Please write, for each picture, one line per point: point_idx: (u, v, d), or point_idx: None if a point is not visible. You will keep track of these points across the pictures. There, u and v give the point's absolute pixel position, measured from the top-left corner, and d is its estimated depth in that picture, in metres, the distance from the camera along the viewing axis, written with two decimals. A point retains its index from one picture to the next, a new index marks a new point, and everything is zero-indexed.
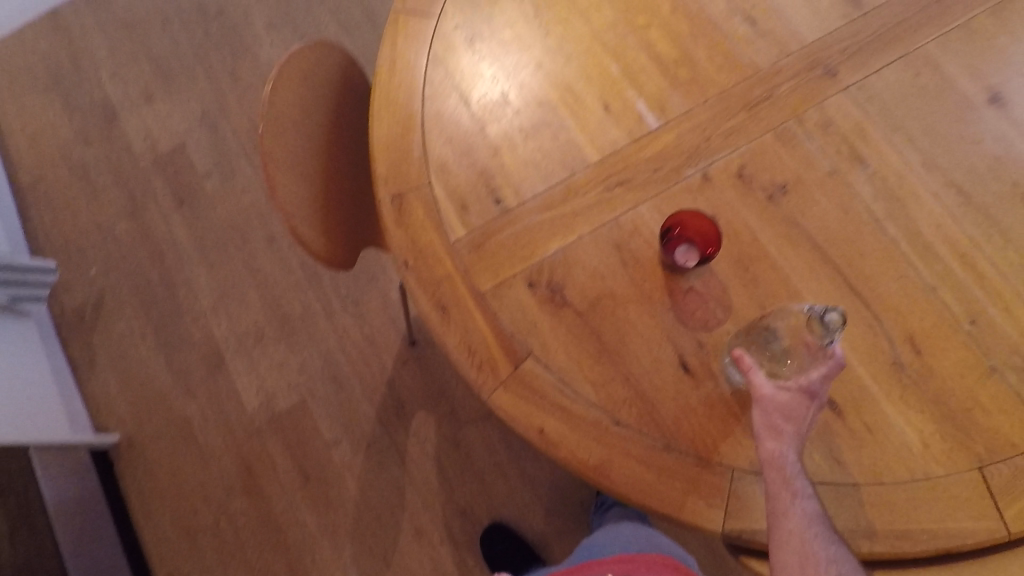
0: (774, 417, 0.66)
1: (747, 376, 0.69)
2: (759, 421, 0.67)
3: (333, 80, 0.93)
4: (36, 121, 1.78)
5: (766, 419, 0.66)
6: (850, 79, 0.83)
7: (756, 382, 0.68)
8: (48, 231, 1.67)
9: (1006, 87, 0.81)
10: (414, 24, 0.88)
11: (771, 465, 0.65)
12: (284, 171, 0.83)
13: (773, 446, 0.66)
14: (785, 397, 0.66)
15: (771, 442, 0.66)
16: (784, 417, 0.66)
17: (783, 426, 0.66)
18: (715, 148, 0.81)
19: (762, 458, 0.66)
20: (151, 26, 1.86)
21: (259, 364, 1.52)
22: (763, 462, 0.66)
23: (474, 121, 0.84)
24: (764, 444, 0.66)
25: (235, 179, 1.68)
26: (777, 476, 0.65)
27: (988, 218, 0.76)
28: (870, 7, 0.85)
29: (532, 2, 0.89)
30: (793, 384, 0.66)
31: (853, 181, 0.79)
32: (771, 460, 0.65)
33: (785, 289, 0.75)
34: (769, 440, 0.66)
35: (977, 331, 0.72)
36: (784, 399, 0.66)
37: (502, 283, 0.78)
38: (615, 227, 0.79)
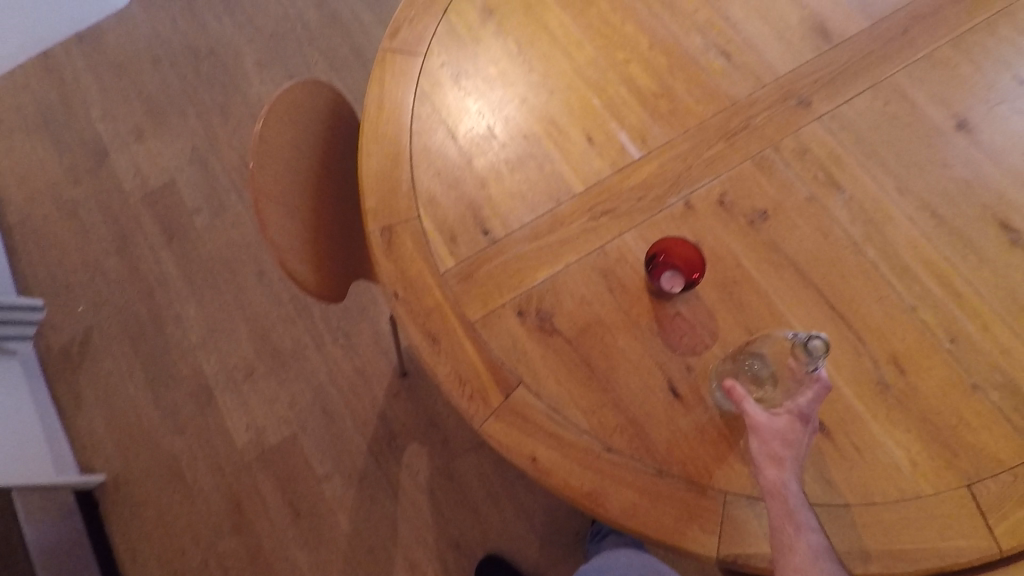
0: (773, 445, 0.66)
1: (739, 405, 0.68)
2: (758, 450, 0.67)
3: (322, 117, 0.95)
4: (26, 160, 1.79)
5: (764, 447, 0.66)
6: (823, 108, 0.86)
7: (749, 411, 0.67)
8: (36, 269, 1.67)
9: (972, 114, 0.85)
10: (401, 62, 0.91)
11: (774, 494, 0.65)
12: (274, 206, 0.84)
13: (775, 475, 0.65)
14: (780, 424, 0.66)
15: (773, 471, 0.66)
16: (782, 444, 0.66)
17: (782, 454, 0.66)
18: (697, 176, 0.84)
19: (764, 487, 0.66)
20: (142, 66, 1.89)
21: (248, 399, 1.50)
22: (765, 491, 0.66)
23: (462, 154, 0.86)
24: (766, 474, 0.66)
25: (225, 214, 1.69)
26: (780, 504, 0.65)
27: (962, 238, 0.79)
28: (838, 41, 0.89)
29: (516, 40, 0.92)
30: (786, 410, 0.67)
31: (831, 205, 0.81)
32: (774, 490, 0.65)
33: (769, 311, 0.77)
34: (770, 469, 0.66)
35: (958, 349, 0.74)
36: (781, 426, 0.66)
37: (491, 312, 0.78)
38: (601, 255, 0.81)
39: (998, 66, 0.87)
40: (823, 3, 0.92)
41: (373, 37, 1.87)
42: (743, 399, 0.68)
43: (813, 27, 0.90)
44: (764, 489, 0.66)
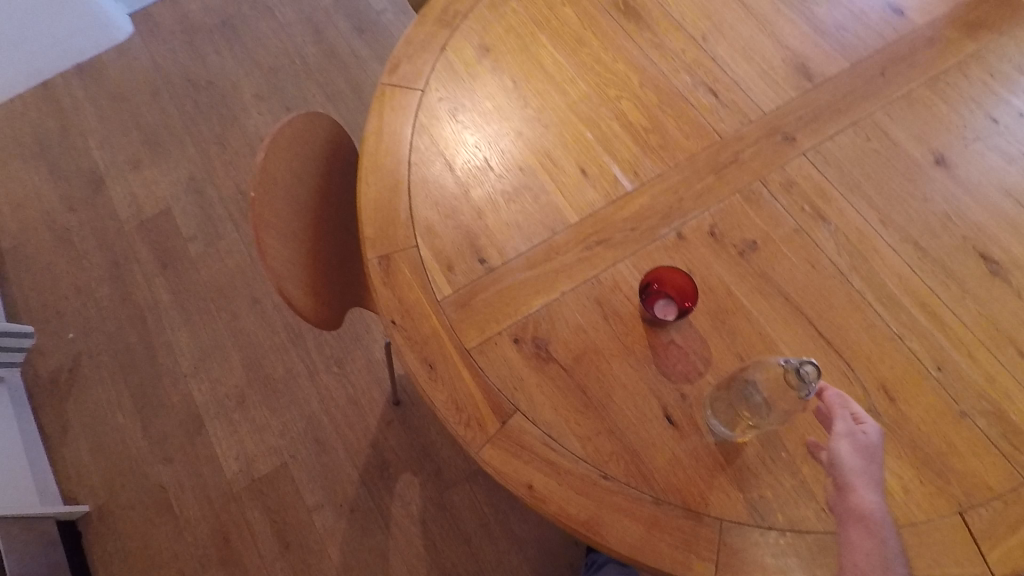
0: (866, 461, 0.65)
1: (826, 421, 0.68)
2: (850, 466, 0.65)
3: (322, 147, 0.97)
4: (21, 187, 1.80)
5: (855, 467, 0.65)
6: (808, 144, 0.90)
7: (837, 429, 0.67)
8: (26, 295, 1.66)
9: (949, 150, 0.88)
10: (400, 96, 0.94)
11: (862, 516, 0.63)
12: (274, 235, 0.85)
13: (872, 494, 0.64)
14: (869, 439, 0.66)
15: (869, 490, 0.64)
16: (873, 461, 0.66)
17: (870, 478, 0.65)
18: (688, 208, 0.86)
19: (854, 507, 0.63)
20: (142, 97, 1.92)
21: (239, 428, 1.49)
22: (851, 513, 0.63)
23: (459, 185, 0.88)
24: (861, 493, 0.64)
25: (220, 242, 1.70)
26: (866, 528, 0.62)
27: (943, 269, 0.81)
28: (819, 80, 0.93)
29: (512, 77, 0.96)
30: (867, 426, 0.67)
31: (818, 236, 0.84)
32: (869, 508, 0.63)
33: (761, 340, 0.78)
34: (863, 486, 0.64)
35: (944, 376, 0.75)
36: (871, 440, 0.66)
37: (488, 340, 0.79)
38: (596, 284, 0.82)
39: (971, 105, 0.91)
40: (804, 45, 0.96)
41: (370, 71, 1.92)
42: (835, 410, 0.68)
43: (795, 67, 0.95)
44: (858, 509, 0.63)
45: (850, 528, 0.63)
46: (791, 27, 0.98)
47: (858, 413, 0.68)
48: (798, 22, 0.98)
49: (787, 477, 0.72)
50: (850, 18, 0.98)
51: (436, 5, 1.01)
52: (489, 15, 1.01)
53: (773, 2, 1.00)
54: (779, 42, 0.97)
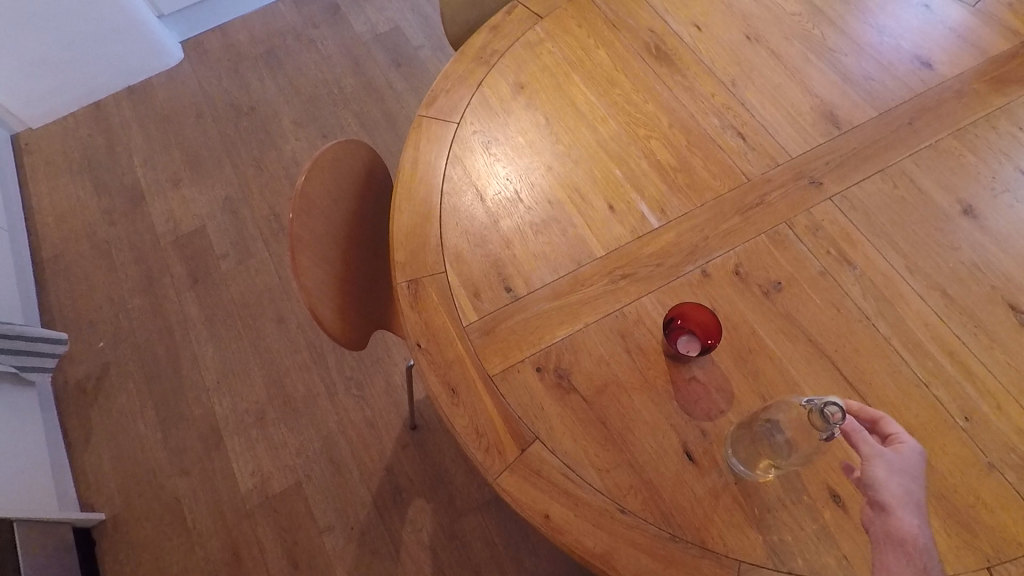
0: (903, 481, 0.65)
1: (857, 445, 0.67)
2: (888, 490, 0.65)
3: (358, 173, 1.01)
4: (67, 200, 1.88)
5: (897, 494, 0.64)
6: (834, 189, 0.91)
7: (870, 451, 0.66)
8: (62, 304, 1.72)
9: (977, 200, 0.89)
10: (437, 128, 0.97)
11: (902, 540, 0.63)
12: (309, 255, 0.88)
13: (912, 516, 0.63)
14: (906, 457, 0.66)
15: (908, 511, 0.64)
16: (911, 480, 0.65)
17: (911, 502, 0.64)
18: (713, 247, 0.87)
19: (893, 531, 0.64)
20: (186, 119, 2.01)
21: (256, 444, 1.50)
22: (890, 537, 0.64)
23: (488, 215, 0.91)
24: (900, 516, 0.64)
25: (251, 261, 1.75)
26: (907, 552, 0.62)
27: (972, 318, 0.81)
28: (846, 128, 0.95)
29: (544, 114, 0.99)
30: (904, 445, 0.66)
31: (843, 280, 0.84)
32: (908, 533, 0.63)
33: (784, 380, 0.78)
34: (903, 511, 0.64)
35: (971, 427, 0.74)
36: (908, 460, 0.66)
37: (511, 366, 0.80)
38: (619, 316, 0.83)
39: (1000, 157, 0.92)
40: (832, 93, 0.98)
41: (406, 103, 1.99)
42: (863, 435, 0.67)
43: (823, 114, 0.97)
44: (897, 532, 0.63)
45: (888, 552, 0.63)
46: (820, 75, 1.00)
47: (894, 432, 0.67)
48: (826, 70, 1.00)
49: (808, 521, 0.70)
50: (878, 69, 1.00)
51: (475, 44, 1.05)
52: (525, 54, 1.05)
53: (802, 51, 1.03)
54: (807, 89, 0.99)
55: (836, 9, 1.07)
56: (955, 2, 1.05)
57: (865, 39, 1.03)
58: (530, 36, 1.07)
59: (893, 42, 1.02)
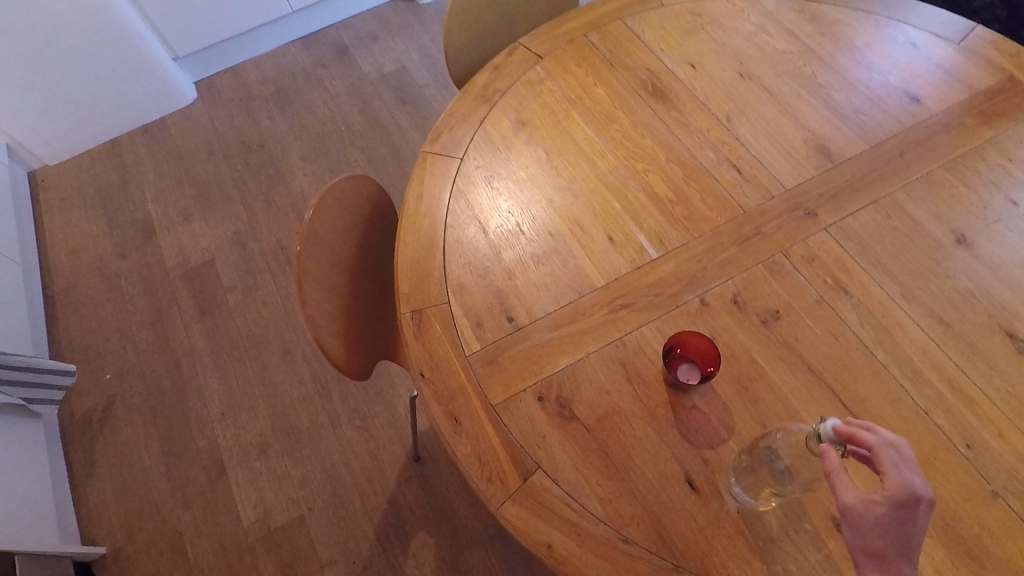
0: (871, 537, 0.59)
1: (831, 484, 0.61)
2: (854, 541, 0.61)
3: (364, 206, 1.03)
4: (80, 235, 1.93)
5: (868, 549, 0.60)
6: (829, 220, 0.93)
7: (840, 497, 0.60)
8: (71, 337, 1.74)
9: (970, 229, 0.90)
10: (440, 163, 1.01)
11: None
12: (315, 285, 0.90)
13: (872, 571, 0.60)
14: (879, 511, 0.59)
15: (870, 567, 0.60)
16: (882, 537, 0.59)
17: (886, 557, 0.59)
18: (711, 277, 0.89)
19: None
20: (198, 156, 2.07)
21: (259, 476, 1.50)
22: None
23: (491, 247, 0.93)
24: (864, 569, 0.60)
25: (258, 293, 1.77)
26: None
27: (969, 345, 0.81)
28: (839, 160, 0.98)
29: (545, 149, 1.02)
30: (883, 495, 0.59)
31: (840, 308, 0.85)
32: None
33: (784, 408, 0.78)
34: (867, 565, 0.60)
35: (974, 455, 0.74)
36: (876, 514, 0.59)
37: (512, 396, 0.81)
38: (620, 346, 0.85)
39: (991, 189, 0.93)
40: (824, 127, 1.01)
41: (411, 140, 2.04)
42: (837, 479, 0.61)
43: (816, 148, 1.00)
44: None
45: None
46: (812, 110, 1.03)
47: (885, 474, 0.59)
48: (818, 106, 1.04)
49: (812, 551, 0.70)
50: (868, 104, 1.03)
51: (477, 83, 1.10)
52: (526, 93, 1.09)
53: (794, 88, 1.06)
54: (801, 124, 1.02)
55: (825, 47, 1.11)
56: (939, 40, 1.09)
57: (855, 76, 1.07)
58: (531, 75, 1.11)
59: (882, 78, 1.06)
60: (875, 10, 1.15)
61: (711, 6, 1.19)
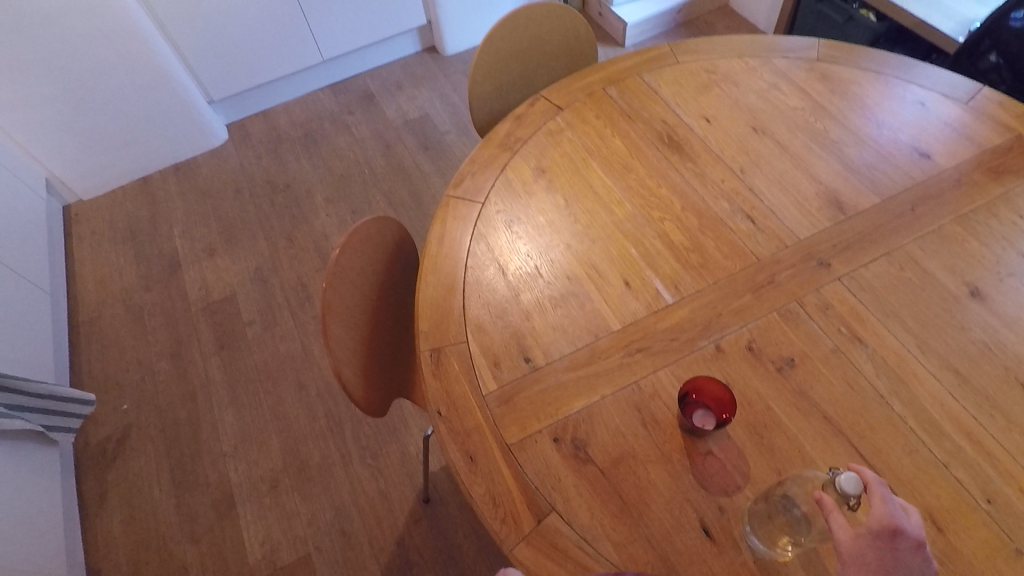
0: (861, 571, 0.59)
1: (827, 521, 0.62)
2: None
3: (388, 245, 1.07)
4: (107, 267, 1.99)
5: None
6: (842, 270, 0.94)
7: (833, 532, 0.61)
8: (92, 366, 1.78)
9: (984, 283, 0.91)
10: (463, 207, 1.04)
11: None
12: (338, 321, 0.92)
13: None
14: (869, 546, 0.60)
15: None
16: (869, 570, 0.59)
17: None
18: (726, 323, 0.90)
19: None
20: (225, 194, 2.15)
21: (268, 512, 1.49)
22: None
23: (510, 288, 0.95)
24: None
25: (276, 328, 1.80)
26: None
27: (987, 399, 0.81)
28: (851, 212, 1.00)
29: (564, 196, 1.06)
30: (868, 528, 0.60)
31: (856, 358, 0.86)
32: None
33: (800, 457, 0.78)
34: None
35: (995, 511, 0.73)
36: (865, 547, 0.60)
37: (528, 437, 0.82)
38: (636, 389, 0.85)
39: (1003, 243, 0.95)
40: (836, 180, 1.04)
41: (431, 184, 2.10)
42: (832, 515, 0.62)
43: (828, 200, 1.02)
44: None
45: None
46: (824, 164, 1.07)
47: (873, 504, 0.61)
48: (830, 160, 1.07)
49: None
50: (879, 159, 1.06)
51: (500, 132, 1.15)
52: (546, 142, 1.14)
53: (806, 142, 1.10)
54: (813, 176, 1.05)
55: (836, 104, 1.15)
56: (947, 99, 1.13)
57: (865, 132, 1.10)
58: (551, 125, 1.16)
59: (892, 135, 1.09)
60: (884, 70, 1.19)
61: (724, 64, 1.24)
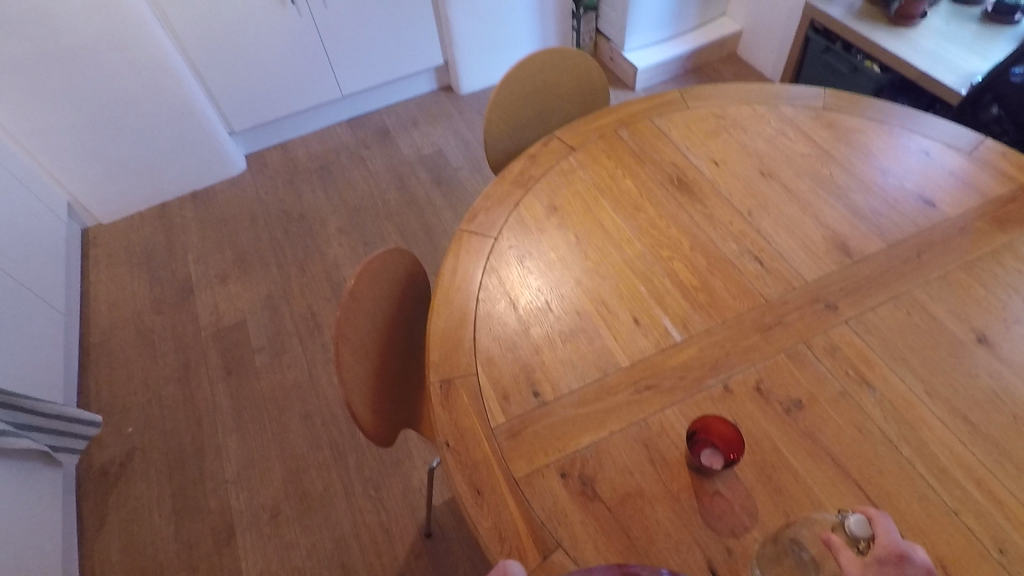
0: None
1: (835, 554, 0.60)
2: None
3: (401, 276, 1.09)
4: (121, 290, 2.02)
5: None
6: (850, 314, 0.95)
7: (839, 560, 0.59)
8: (100, 388, 1.79)
9: (991, 330, 0.92)
10: (476, 241, 1.07)
11: None
12: (350, 349, 0.94)
13: None
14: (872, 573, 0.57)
15: None
16: None
17: None
18: (733, 362, 0.91)
19: None
20: (240, 222, 2.19)
21: (268, 542, 1.47)
22: None
23: (520, 322, 0.97)
24: None
25: (284, 355, 1.82)
26: None
27: (997, 447, 0.81)
28: (858, 256, 1.02)
29: (575, 234, 1.08)
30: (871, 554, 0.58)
31: (863, 402, 0.86)
32: None
33: (809, 499, 0.78)
34: None
35: (1008, 561, 0.72)
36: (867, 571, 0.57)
37: (536, 471, 0.82)
38: (644, 426, 0.86)
39: (1009, 291, 0.96)
40: (842, 225, 1.06)
41: (443, 218, 2.14)
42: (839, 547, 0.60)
43: (835, 243, 1.04)
44: None
45: None
46: (831, 209, 1.09)
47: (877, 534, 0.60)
48: (836, 205, 1.10)
49: None
50: (885, 206, 1.09)
51: (513, 170, 1.18)
52: (559, 180, 1.17)
53: (813, 187, 1.13)
54: (820, 221, 1.07)
55: (843, 151, 1.18)
56: (951, 149, 1.16)
57: (871, 179, 1.13)
58: (564, 165, 1.20)
59: (898, 182, 1.12)
60: (889, 120, 1.23)
61: (733, 111, 1.28)
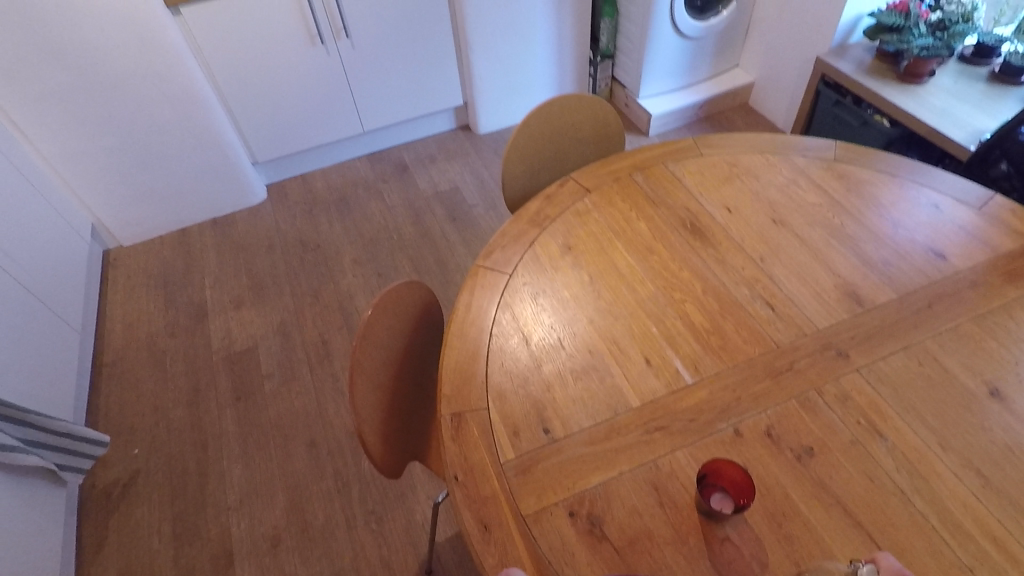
0: None
1: None
2: None
3: (416, 308, 1.11)
4: (137, 311, 2.06)
5: None
6: (861, 362, 0.96)
7: None
8: (109, 408, 1.80)
9: (1004, 384, 0.91)
10: (491, 277, 1.09)
11: None
12: (364, 379, 0.95)
13: None
14: None
15: None
16: None
17: None
18: (745, 407, 0.91)
19: None
20: (258, 249, 2.24)
21: (266, 572, 1.45)
22: None
23: (532, 358, 0.98)
24: None
25: (293, 383, 1.83)
26: None
27: (1012, 503, 0.80)
28: (869, 306, 1.03)
29: (589, 274, 1.10)
30: None
31: (875, 451, 0.86)
32: None
33: (820, 549, 0.77)
34: None
35: None
36: None
37: (544, 509, 0.82)
38: (653, 467, 0.85)
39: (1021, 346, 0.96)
40: (853, 274, 1.08)
41: (457, 253, 2.17)
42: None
43: (846, 292, 1.05)
44: None
45: None
46: (842, 258, 1.11)
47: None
48: (847, 254, 1.11)
49: None
50: (896, 257, 1.10)
51: (530, 209, 1.21)
52: (574, 221, 1.20)
53: (824, 236, 1.15)
54: (831, 269, 1.09)
55: (853, 202, 1.21)
56: (960, 204, 1.18)
57: (882, 231, 1.15)
58: (580, 206, 1.23)
59: (908, 235, 1.14)
60: (899, 173, 1.25)
61: (745, 159, 1.32)
